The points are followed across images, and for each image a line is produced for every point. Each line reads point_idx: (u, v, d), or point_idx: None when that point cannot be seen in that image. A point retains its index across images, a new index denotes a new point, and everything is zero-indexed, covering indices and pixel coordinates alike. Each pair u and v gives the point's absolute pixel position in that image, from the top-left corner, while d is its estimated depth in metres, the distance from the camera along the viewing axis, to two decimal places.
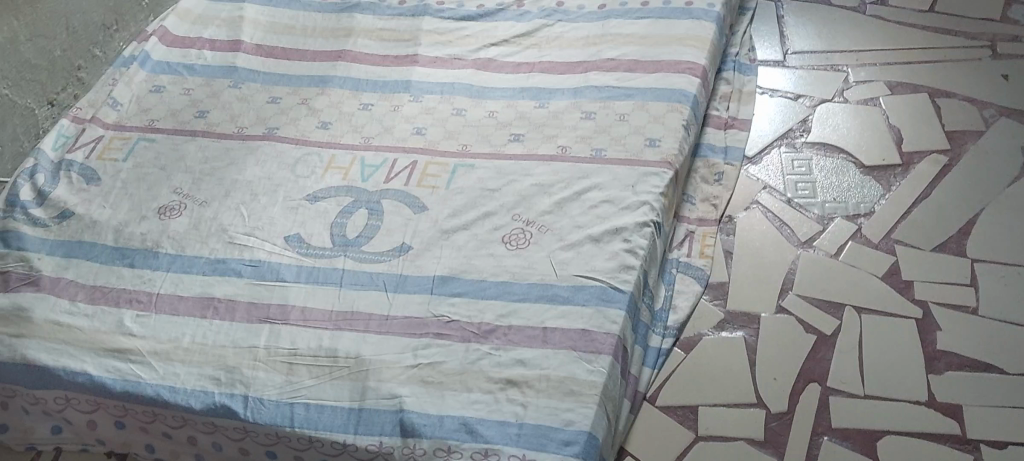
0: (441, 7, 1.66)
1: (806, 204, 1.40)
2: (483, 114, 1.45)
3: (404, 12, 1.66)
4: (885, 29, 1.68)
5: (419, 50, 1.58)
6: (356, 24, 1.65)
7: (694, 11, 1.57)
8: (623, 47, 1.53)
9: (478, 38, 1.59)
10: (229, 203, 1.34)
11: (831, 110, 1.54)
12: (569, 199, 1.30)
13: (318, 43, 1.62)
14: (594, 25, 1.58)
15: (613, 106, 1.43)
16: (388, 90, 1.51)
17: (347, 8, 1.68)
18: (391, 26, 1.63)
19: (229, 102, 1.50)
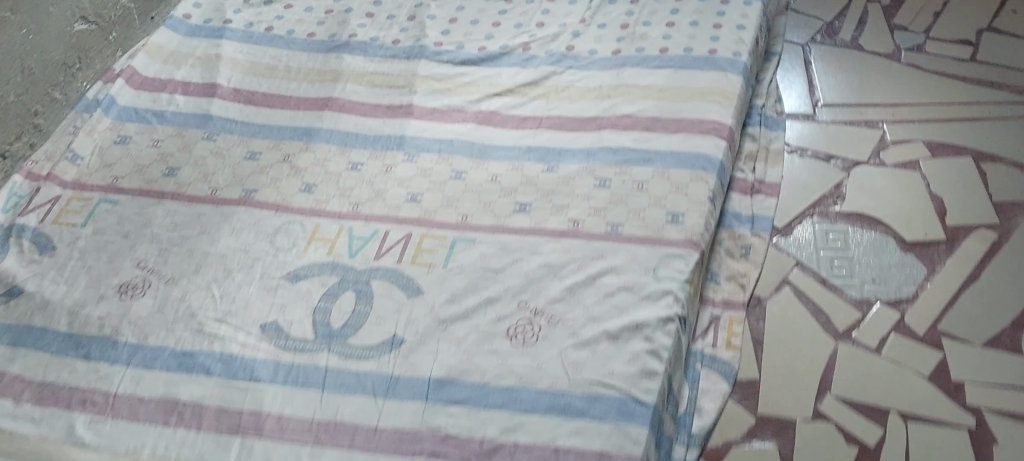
0: (439, 48, 1.51)
1: (842, 286, 1.26)
2: (485, 177, 1.31)
3: (398, 53, 1.51)
4: (922, 79, 1.53)
5: (414, 99, 1.44)
6: (344, 66, 1.50)
7: (718, 60, 1.42)
8: (641, 101, 1.38)
9: (480, 88, 1.45)
10: (198, 282, 1.19)
11: (867, 174, 1.40)
12: (582, 284, 1.15)
13: (302, 87, 1.47)
14: (609, 75, 1.44)
15: (630, 173, 1.29)
16: (380, 146, 1.36)
17: (336, 47, 1.53)
18: (383, 70, 1.48)
19: (202, 158, 1.35)
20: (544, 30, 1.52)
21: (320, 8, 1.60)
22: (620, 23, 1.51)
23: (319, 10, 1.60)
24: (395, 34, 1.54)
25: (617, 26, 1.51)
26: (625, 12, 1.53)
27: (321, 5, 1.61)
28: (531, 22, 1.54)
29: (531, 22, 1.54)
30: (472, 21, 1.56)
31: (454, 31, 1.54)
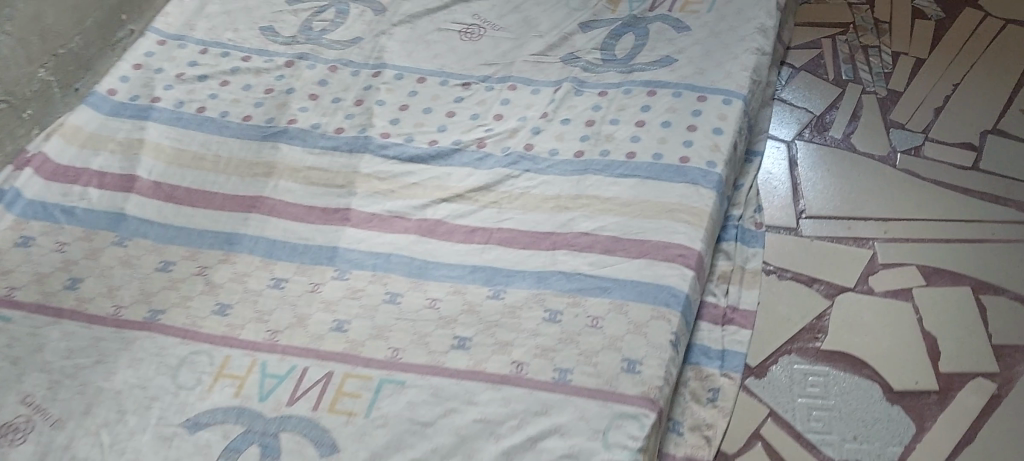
0: (386, 140, 1.37)
1: (819, 442, 1.11)
2: (423, 302, 1.16)
3: (339, 143, 1.37)
4: (918, 189, 1.38)
5: (352, 202, 1.29)
6: (279, 158, 1.35)
7: (690, 171, 1.28)
8: (601, 216, 1.24)
9: (427, 190, 1.31)
10: (88, 425, 1.04)
11: (853, 302, 1.25)
12: (520, 448, 1.00)
13: (229, 182, 1.32)
14: (569, 181, 1.30)
15: (585, 304, 1.14)
16: (309, 259, 1.22)
17: (272, 135, 1.38)
18: (322, 165, 1.34)
19: (109, 269, 1.21)
20: (500, 124, 1.38)
21: (259, 87, 1.46)
22: (584, 119, 1.37)
23: (258, 89, 1.45)
24: (338, 120, 1.40)
25: (581, 122, 1.37)
26: (591, 105, 1.39)
27: (261, 83, 1.46)
28: (489, 113, 1.40)
29: (488, 113, 1.40)
30: (425, 109, 1.41)
31: (404, 122, 1.40)
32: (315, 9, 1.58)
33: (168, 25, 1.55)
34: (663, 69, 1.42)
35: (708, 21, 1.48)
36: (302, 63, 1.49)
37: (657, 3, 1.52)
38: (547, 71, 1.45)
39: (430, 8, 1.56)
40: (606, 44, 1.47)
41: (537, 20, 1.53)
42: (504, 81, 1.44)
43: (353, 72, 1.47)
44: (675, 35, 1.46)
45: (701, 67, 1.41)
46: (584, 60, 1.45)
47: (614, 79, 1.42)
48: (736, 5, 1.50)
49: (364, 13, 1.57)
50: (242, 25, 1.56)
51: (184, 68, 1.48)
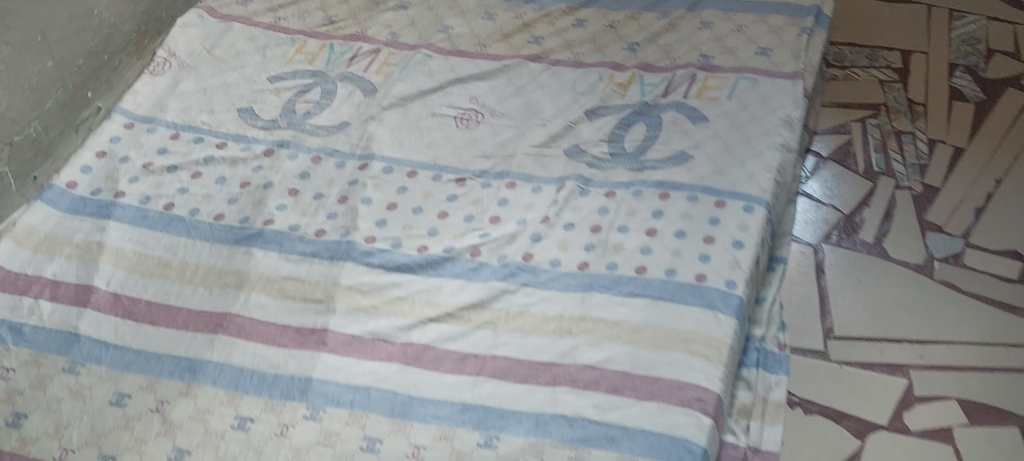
0: (371, 246, 1.24)
1: None
2: (404, 448, 1.02)
3: (319, 249, 1.24)
4: (959, 306, 1.25)
5: (330, 321, 1.15)
6: (252, 266, 1.22)
7: (707, 292, 1.14)
8: (607, 344, 1.10)
9: (416, 306, 1.17)
10: None
11: (887, 443, 1.12)
12: None
13: (196, 295, 1.20)
14: (572, 300, 1.16)
15: (587, 458, 1.00)
16: (279, 392, 1.08)
17: (245, 238, 1.26)
18: (299, 275, 1.21)
19: (57, 401, 1.08)
20: (497, 227, 1.25)
21: (234, 179, 1.33)
22: (590, 224, 1.24)
23: (233, 182, 1.33)
24: (320, 221, 1.27)
25: (586, 227, 1.24)
26: (598, 209, 1.26)
27: (236, 175, 1.34)
28: (485, 215, 1.27)
29: (484, 215, 1.27)
30: (415, 209, 1.28)
31: (391, 223, 1.26)
32: (300, 88, 1.46)
33: (138, 105, 1.43)
34: (677, 167, 1.29)
35: (726, 110, 1.35)
36: (283, 152, 1.36)
37: (671, 88, 1.39)
38: (550, 166, 1.32)
39: (424, 89, 1.43)
40: (614, 135, 1.34)
41: (539, 106, 1.40)
42: (502, 177, 1.31)
43: (338, 163, 1.35)
44: (691, 127, 1.34)
45: (719, 165, 1.28)
46: (590, 154, 1.32)
47: (623, 177, 1.29)
48: (758, 93, 1.37)
49: (352, 94, 1.44)
50: (219, 105, 1.43)
51: (153, 157, 1.36)
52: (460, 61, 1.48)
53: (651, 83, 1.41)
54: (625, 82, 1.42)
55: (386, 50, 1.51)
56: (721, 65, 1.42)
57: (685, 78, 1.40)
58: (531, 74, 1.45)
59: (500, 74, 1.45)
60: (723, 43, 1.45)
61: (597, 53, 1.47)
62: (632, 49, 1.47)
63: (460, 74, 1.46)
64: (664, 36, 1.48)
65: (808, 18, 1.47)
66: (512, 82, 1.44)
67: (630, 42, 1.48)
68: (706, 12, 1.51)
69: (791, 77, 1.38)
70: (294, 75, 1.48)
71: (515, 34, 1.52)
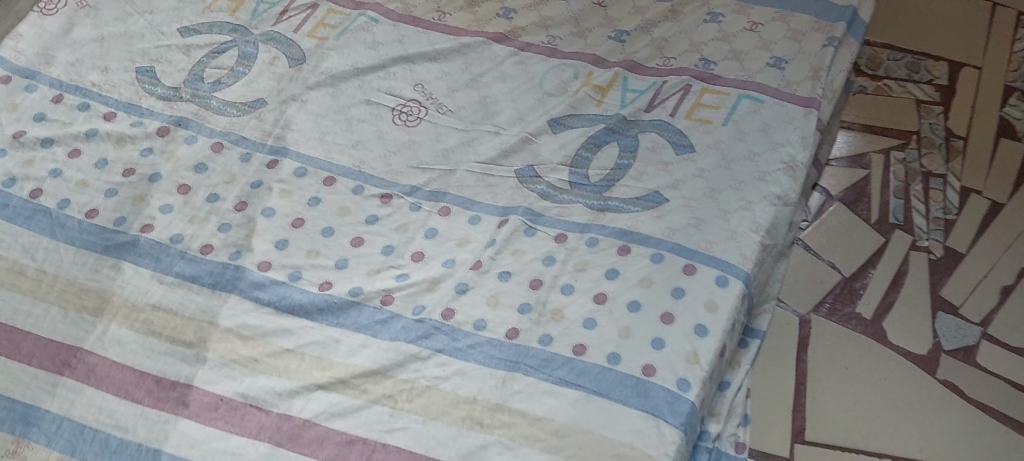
0: (263, 275, 1.03)
1: None
2: None
3: (201, 272, 1.03)
4: (959, 416, 1.04)
5: (197, 374, 0.96)
6: (117, 288, 1.02)
7: (654, 390, 0.91)
8: (522, 449, 0.89)
9: (304, 365, 0.96)
10: None
11: None
12: None
13: (48, 317, 1.00)
14: (491, 379, 0.94)
15: None
16: None
17: (117, 247, 1.05)
18: (172, 304, 1.01)
19: None
20: (419, 268, 1.03)
21: (117, 164, 1.12)
22: (529, 276, 1.02)
23: (116, 168, 1.11)
24: (208, 233, 1.06)
25: (525, 279, 1.01)
26: (543, 255, 1.03)
27: (121, 158, 1.12)
28: (406, 249, 1.05)
29: (405, 248, 1.05)
30: (323, 229, 1.07)
31: (293, 246, 1.05)
32: (215, 47, 1.22)
33: (19, 53, 1.20)
34: (645, 212, 1.05)
35: (720, 140, 1.10)
36: (180, 133, 1.14)
37: (658, 100, 1.14)
38: (494, 190, 1.09)
39: (362, 66, 1.19)
40: (579, 158, 1.11)
41: (496, 106, 1.16)
42: (435, 200, 1.09)
43: (243, 155, 1.12)
44: (672, 158, 1.09)
45: (699, 214, 1.04)
46: (545, 181, 1.09)
47: (579, 216, 1.06)
48: (761, 121, 1.12)
49: (275, 61, 1.20)
50: (115, 62, 1.20)
51: (27, 124, 1.14)
52: (410, 32, 1.23)
53: (634, 90, 1.16)
54: (604, 85, 1.17)
55: (324, 7, 1.26)
56: (723, 76, 1.16)
57: (677, 89, 1.15)
58: (493, 60, 1.20)
59: (455, 55, 1.20)
60: (729, 45, 1.19)
61: (578, 40, 1.21)
62: (619, 40, 1.21)
63: (408, 49, 1.21)
64: (660, 25, 1.22)
65: (840, 23, 1.19)
66: (468, 68, 1.19)
67: (618, 30, 1.22)
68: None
69: (805, 104, 1.12)
70: (211, 29, 1.24)
71: (483, 1, 1.26)
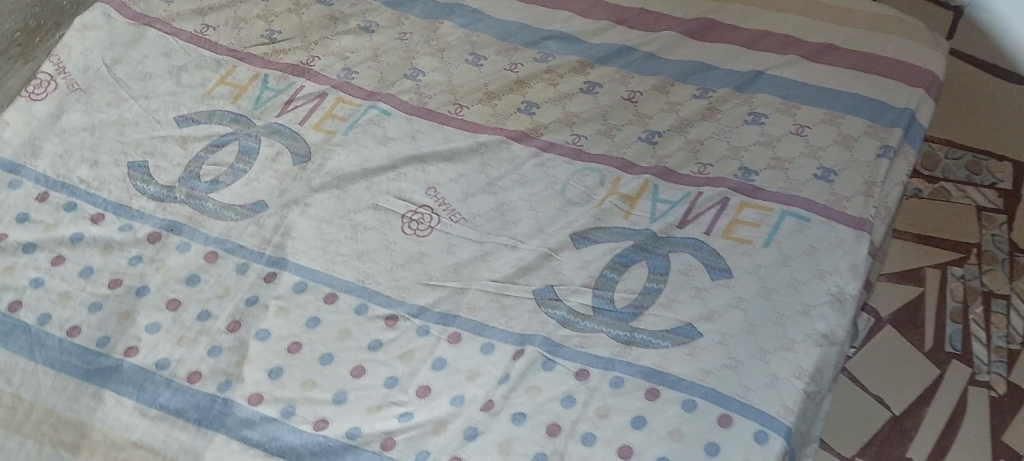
0: (253, 410, 0.94)
1: None
2: None
3: (187, 404, 0.95)
4: None
5: None
6: (97, 421, 0.94)
7: None
8: None
9: None
10: None
11: None
12: None
13: (22, 453, 0.92)
14: None
15: None
16: None
17: (99, 371, 0.97)
18: (153, 442, 0.92)
19: None
20: (423, 406, 0.94)
21: (103, 273, 1.03)
22: (546, 420, 0.91)
23: (101, 278, 1.03)
24: (197, 358, 0.98)
25: (541, 423, 0.91)
26: (561, 395, 0.93)
27: (107, 267, 1.04)
28: (410, 382, 0.95)
29: (409, 382, 0.95)
30: (321, 356, 0.97)
31: (288, 375, 0.96)
32: (214, 139, 1.13)
33: (4, 143, 1.12)
34: (676, 347, 0.95)
35: (760, 264, 1.00)
36: (173, 239, 1.05)
37: (692, 214, 1.04)
38: (510, 313, 0.99)
39: (370, 166, 1.10)
40: (603, 278, 1.01)
41: (514, 214, 1.06)
42: (444, 324, 0.99)
43: (239, 265, 1.04)
44: (706, 283, 0.99)
45: (736, 353, 0.94)
46: (566, 305, 0.99)
47: (602, 348, 0.96)
48: (806, 242, 1.01)
49: (278, 157, 1.11)
50: (106, 154, 1.12)
51: (9, 226, 1.06)
52: (424, 126, 1.14)
53: (666, 200, 1.06)
54: (632, 194, 1.07)
55: (333, 95, 1.17)
56: (764, 188, 1.06)
57: (712, 202, 1.05)
58: (513, 161, 1.10)
59: (472, 155, 1.11)
60: (772, 151, 1.09)
61: (605, 140, 1.12)
62: (651, 141, 1.11)
63: (421, 147, 1.12)
64: (695, 124, 1.12)
65: (895, 128, 1.09)
66: (485, 170, 1.10)
67: (650, 130, 1.12)
68: (760, 97, 1.14)
69: (856, 224, 1.02)
70: (210, 118, 1.15)
71: (503, 93, 1.17)
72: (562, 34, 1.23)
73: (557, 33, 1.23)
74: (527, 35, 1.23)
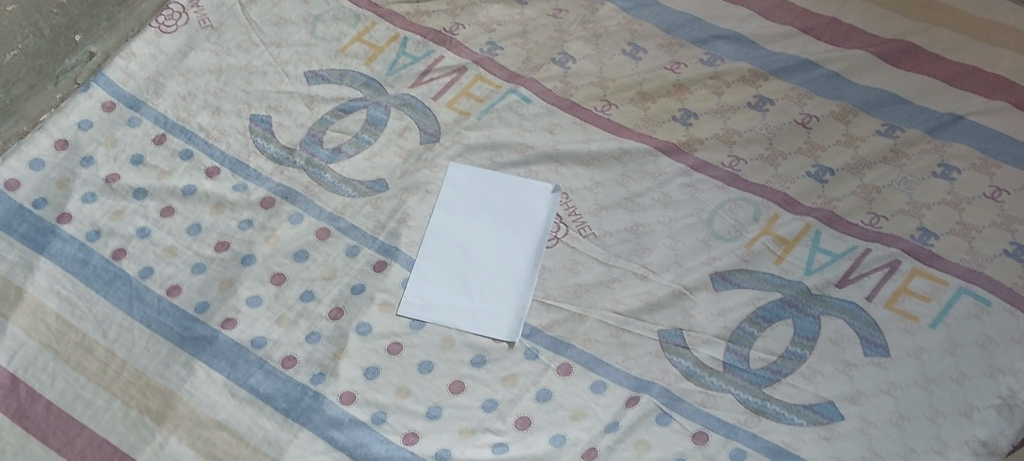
0: (343, 411, 0.89)
1: None
2: None
3: (277, 392, 0.90)
4: None
5: None
6: (185, 393, 0.90)
7: None
8: None
9: None
10: None
11: None
12: None
13: (108, 413, 0.89)
14: None
15: None
16: None
17: (193, 340, 0.93)
18: (238, 425, 0.88)
19: None
20: (520, 439, 0.86)
21: (211, 233, 0.99)
22: None
23: (208, 238, 0.98)
24: (294, 342, 0.92)
25: None
26: (672, 457, 0.84)
27: (216, 227, 0.99)
28: (510, 411, 0.88)
29: (508, 410, 0.88)
30: (420, 363, 0.91)
31: (384, 378, 0.90)
32: (341, 104, 1.06)
33: (127, 76, 1.08)
34: (811, 427, 0.85)
35: (922, 346, 0.87)
36: (286, 208, 1.00)
37: (855, 274, 0.92)
38: (628, 352, 0.90)
39: (501, 161, 1.02)
40: (740, 332, 0.90)
41: (649, 238, 0.96)
42: (555, 352, 0.91)
43: (350, 248, 0.97)
44: (857, 358, 0.88)
45: (878, 447, 0.83)
46: (693, 356, 0.89)
47: (726, 413, 0.86)
48: (982, 330, 0.88)
49: (405, 133, 1.04)
50: (229, 102, 1.07)
51: (122, 167, 1.02)
52: (565, 121, 1.04)
53: (827, 251, 0.94)
54: (789, 238, 0.95)
55: (472, 71, 1.08)
56: (944, 257, 0.92)
57: (881, 264, 0.92)
58: (657, 177, 0.99)
59: (613, 163, 1.01)
60: (959, 214, 0.94)
61: (767, 168, 0.99)
62: (820, 179, 0.98)
63: (560, 144, 1.02)
64: (874, 167, 0.98)
65: None
66: (625, 182, 0.99)
67: (821, 165, 0.99)
68: (956, 146, 0.98)
69: None
70: (340, 79, 1.08)
71: (659, 96, 1.05)
72: (735, 34, 1.08)
73: (730, 33, 1.09)
74: (696, 31, 1.09)
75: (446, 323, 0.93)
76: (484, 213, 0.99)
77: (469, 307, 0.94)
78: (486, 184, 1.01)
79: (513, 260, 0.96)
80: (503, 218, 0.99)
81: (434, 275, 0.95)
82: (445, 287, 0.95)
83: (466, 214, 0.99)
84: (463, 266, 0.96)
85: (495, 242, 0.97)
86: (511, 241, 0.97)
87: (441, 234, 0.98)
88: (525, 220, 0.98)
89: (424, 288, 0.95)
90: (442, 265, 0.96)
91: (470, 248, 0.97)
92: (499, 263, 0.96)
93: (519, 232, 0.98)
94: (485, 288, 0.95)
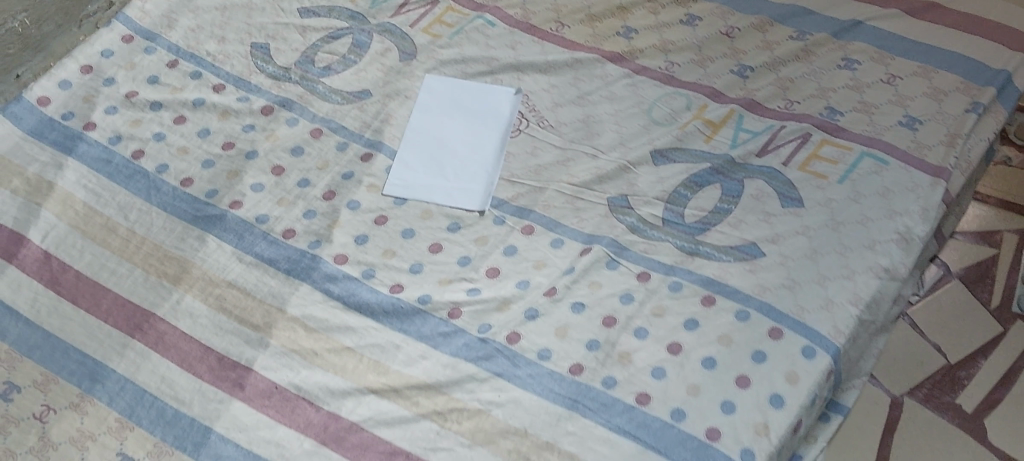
0: (338, 268, 1.02)
1: None
2: None
3: (279, 256, 1.03)
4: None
5: (257, 359, 0.95)
6: (198, 259, 1.03)
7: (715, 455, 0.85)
8: None
9: (361, 366, 0.95)
10: None
11: None
12: None
13: (130, 278, 1.02)
14: (546, 414, 0.90)
15: None
16: (172, 434, 0.91)
17: (204, 219, 1.06)
18: (246, 283, 1.01)
19: None
20: (491, 285, 1.00)
21: (219, 136, 1.13)
22: (604, 312, 0.97)
23: (216, 139, 1.13)
24: (293, 218, 1.06)
25: (597, 315, 0.96)
26: (620, 292, 0.98)
27: (223, 130, 1.14)
28: (482, 263, 1.02)
29: (480, 262, 1.02)
30: (403, 231, 1.05)
31: (371, 243, 1.04)
32: (330, 32, 1.22)
33: (144, 14, 1.24)
34: (737, 262, 0.99)
35: (831, 198, 1.03)
36: (284, 113, 1.15)
37: (773, 146, 1.08)
38: (582, 215, 1.05)
39: (470, 72, 1.18)
40: (676, 195, 1.05)
41: (598, 126, 1.12)
42: (519, 216, 1.05)
43: (340, 143, 1.12)
44: (776, 209, 1.03)
45: (795, 275, 0.97)
46: (636, 214, 1.04)
47: (665, 256, 1.01)
48: (880, 182, 1.03)
49: (386, 53, 1.20)
50: (232, 33, 1.23)
51: (139, 85, 1.17)
52: (524, 39, 1.20)
53: (749, 131, 1.09)
54: (716, 121, 1.11)
55: (444, 4, 1.25)
56: (848, 129, 1.08)
57: (795, 136, 1.08)
58: (605, 79, 1.16)
59: (567, 70, 1.17)
60: (860, 96, 1.11)
61: (697, 69, 1.16)
62: (742, 75, 1.14)
63: (520, 56, 1.18)
64: (787, 64, 1.15)
65: (989, 87, 1.10)
66: (577, 84, 1.16)
67: (742, 64, 1.15)
68: (856, 45, 1.16)
69: (933, 172, 1.03)
70: (329, 13, 1.24)
71: (605, 17, 1.23)
72: None
73: None
74: None
75: (425, 199, 1.07)
76: (457, 113, 1.15)
77: (445, 186, 1.08)
78: (457, 90, 1.16)
79: (482, 148, 1.11)
80: (473, 115, 1.14)
81: (415, 162, 1.10)
82: (424, 171, 1.10)
83: (441, 114, 1.15)
84: (439, 154, 1.11)
85: (467, 134, 1.13)
86: (480, 132, 1.13)
87: (419, 130, 1.13)
88: (492, 116, 1.14)
89: (405, 172, 1.10)
90: (420, 154, 1.11)
91: (445, 140, 1.12)
92: (470, 151, 1.11)
93: (487, 126, 1.13)
94: (458, 171, 1.10)
